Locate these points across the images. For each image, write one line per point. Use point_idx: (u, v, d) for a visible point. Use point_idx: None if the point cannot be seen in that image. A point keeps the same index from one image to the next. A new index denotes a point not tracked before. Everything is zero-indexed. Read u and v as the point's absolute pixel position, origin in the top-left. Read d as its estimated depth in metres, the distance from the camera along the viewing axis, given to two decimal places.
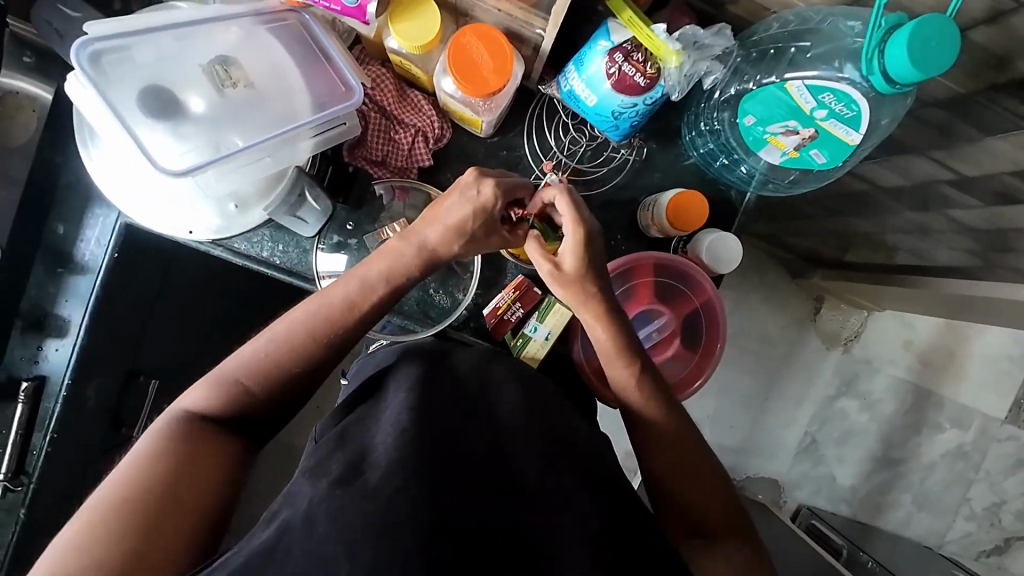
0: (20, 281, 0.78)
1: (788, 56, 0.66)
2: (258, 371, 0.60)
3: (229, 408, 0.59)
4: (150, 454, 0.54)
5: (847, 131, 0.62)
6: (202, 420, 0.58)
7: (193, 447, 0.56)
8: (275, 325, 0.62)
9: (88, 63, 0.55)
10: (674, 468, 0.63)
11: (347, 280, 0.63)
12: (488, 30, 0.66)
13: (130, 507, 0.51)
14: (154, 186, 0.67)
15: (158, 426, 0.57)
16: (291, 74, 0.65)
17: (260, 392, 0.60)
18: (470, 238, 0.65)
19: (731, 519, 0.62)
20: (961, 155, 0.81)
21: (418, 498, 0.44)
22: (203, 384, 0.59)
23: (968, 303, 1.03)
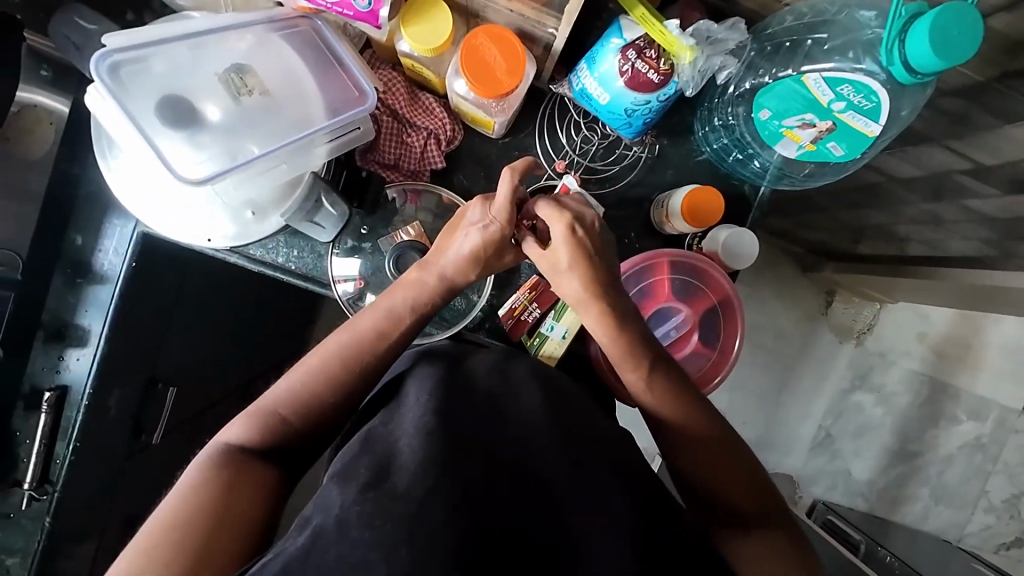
0: (41, 292, 0.79)
1: (804, 49, 0.65)
2: (296, 401, 0.60)
3: (268, 439, 0.59)
4: (195, 484, 0.54)
5: (866, 123, 0.61)
6: (242, 452, 0.57)
7: (233, 476, 0.55)
8: (309, 358, 0.62)
9: (106, 74, 0.56)
10: (704, 462, 0.61)
11: (373, 311, 0.65)
12: (501, 32, 0.66)
13: (179, 541, 0.50)
14: (173, 195, 0.67)
15: (201, 459, 0.56)
16: (304, 80, 0.66)
17: (300, 424, 0.60)
18: (483, 262, 0.67)
19: (765, 503, 0.61)
20: (980, 144, 0.80)
21: (450, 504, 0.46)
22: (245, 417, 0.60)
23: (988, 295, 1.03)
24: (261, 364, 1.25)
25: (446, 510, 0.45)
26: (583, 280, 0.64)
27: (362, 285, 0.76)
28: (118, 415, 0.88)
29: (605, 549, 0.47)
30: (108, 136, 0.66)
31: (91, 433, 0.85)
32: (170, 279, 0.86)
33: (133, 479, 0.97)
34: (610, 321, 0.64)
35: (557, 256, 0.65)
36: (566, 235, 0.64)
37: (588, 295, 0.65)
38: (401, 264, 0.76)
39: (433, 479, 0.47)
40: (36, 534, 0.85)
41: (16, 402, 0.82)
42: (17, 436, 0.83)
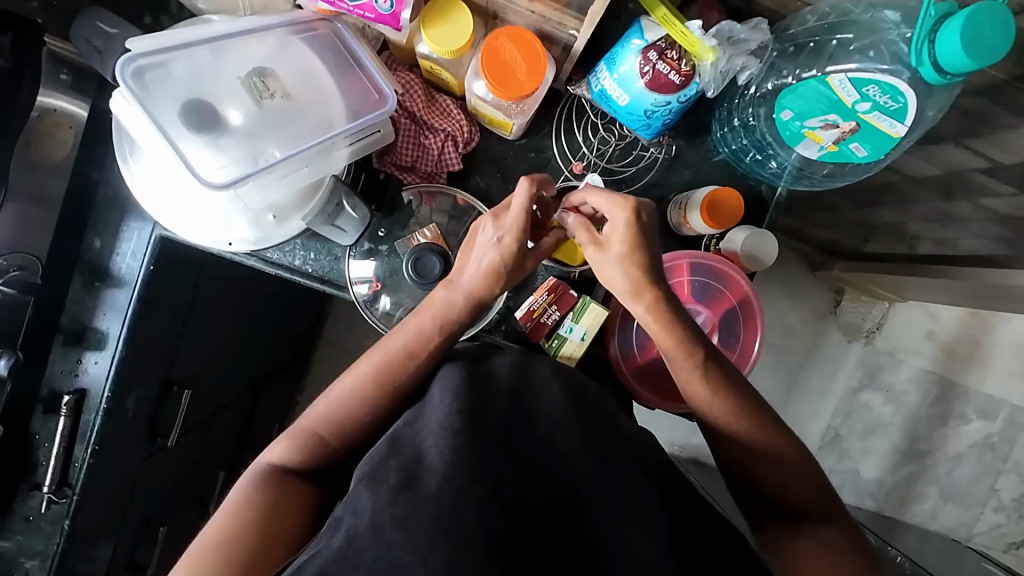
0: (61, 296, 0.80)
1: (828, 49, 0.64)
2: (335, 423, 0.62)
3: (309, 459, 0.61)
4: (241, 501, 0.57)
5: (891, 124, 0.61)
6: (284, 471, 0.60)
7: (275, 494, 0.58)
8: (348, 381, 0.64)
9: (131, 79, 0.56)
10: (753, 462, 0.62)
11: (402, 331, 0.65)
12: (522, 32, 0.66)
13: (227, 555, 0.54)
14: (194, 198, 0.67)
15: (247, 477, 0.59)
16: (325, 83, 0.65)
17: (339, 444, 0.62)
18: (504, 275, 0.66)
19: (818, 501, 0.61)
20: (998, 143, 0.79)
21: (481, 504, 0.46)
22: (286, 437, 0.62)
23: (998, 293, 1.02)
24: (270, 364, 1.25)
25: (477, 510, 0.46)
26: (631, 265, 0.63)
27: (378, 287, 0.76)
28: (135, 417, 0.88)
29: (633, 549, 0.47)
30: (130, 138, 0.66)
31: (110, 436, 0.85)
32: (187, 280, 0.86)
33: (149, 480, 0.98)
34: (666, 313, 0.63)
35: (610, 240, 0.64)
36: (619, 220, 0.63)
37: (644, 283, 0.63)
38: (419, 266, 0.74)
39: (463, 481, 0.47)
40: (56, 537, 0.85)
41: (35, 406, 0.83)
42: (36, 439, 0.83)
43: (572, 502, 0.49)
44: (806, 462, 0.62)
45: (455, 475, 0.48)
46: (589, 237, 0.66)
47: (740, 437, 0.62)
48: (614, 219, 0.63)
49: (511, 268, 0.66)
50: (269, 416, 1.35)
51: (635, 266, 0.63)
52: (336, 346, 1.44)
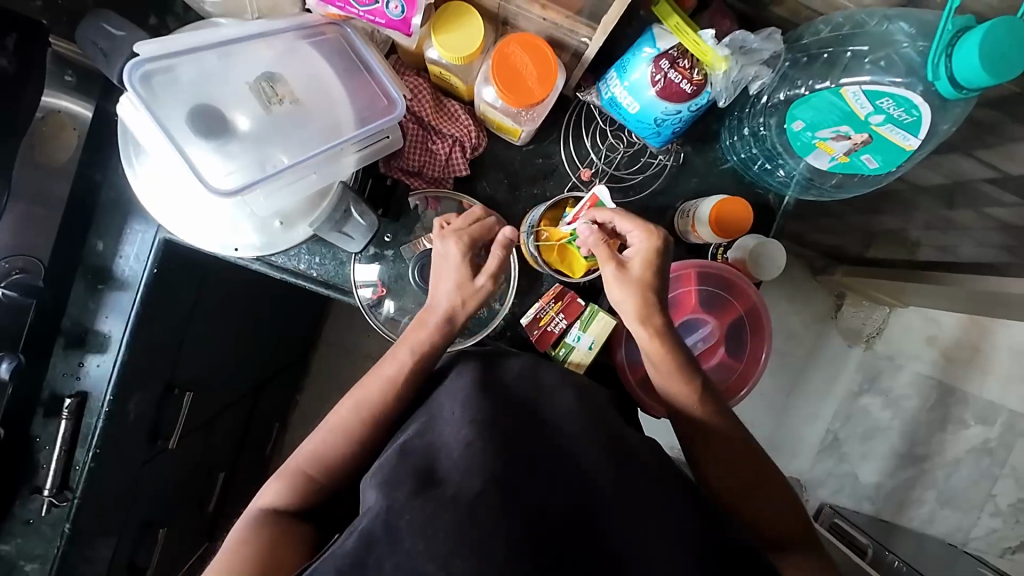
0: (62, 300, 0.79)
1: (842, 60, 0.64)
2: (322, 459, 0.61)
3: (301, 501, 0.60)
4: (233, 549, 0.56)
5: (904, 137, 0.61)
6: (278, 513, 0.59)
7: (268, 537, 0.56)
8: (337, 412, 0.63)
9: (140, 83, 0.55)
10: (740, 490, 0.63)
11: (401, 347, 0.65)
12: (532, 39, 0.65)
13: None
14: (199, 203, 0.66)
15: (240, 526, 0.58)
16: (333, 88, 0.65)
17: (327, 478, 0.61)
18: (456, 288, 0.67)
19: (800, 531, 0.63)
20: (1004, 152, 0.79)
21: (499, 509, 0.46)
22: (276, 479, 0.61)
23: (997, 300, 1.01)
24: (271, 364, 1.24)
25: (494, 517, 0.45)
26: (646, 293, 0.65)
27: (382, 292, 0.76)
28: (136, 420, 0.88)
29: (654, 557, 0.47)
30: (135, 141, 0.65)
31: (110, 439, 0.84)
32: (189, 282, 0.86)
33: (150, 481, 0.97)
34: (672, 340, 0.65)
35: (629, 264, 0.65)
36: (644, 250, 0.65)
37: (658, 308, 0.65)
38: (425, 271, 0.75)
39: (482, 486, 0.47)
40: (56, 541, 0.84)
41: (36, 409, 0.82)
42: (36, 442, 0.83)
43: (587, 507, 0.49)
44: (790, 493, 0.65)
45: (472, 480, 0.47)
46: (609, 254, 0.66)
47: (728, 463, 0.64)
48: (640, 245, 0.65)
49: (463, 281, 0.67)
50: (269, 416, 1.35)
51: (649, 292, 0.65)
52: (336, 347, 1.43)
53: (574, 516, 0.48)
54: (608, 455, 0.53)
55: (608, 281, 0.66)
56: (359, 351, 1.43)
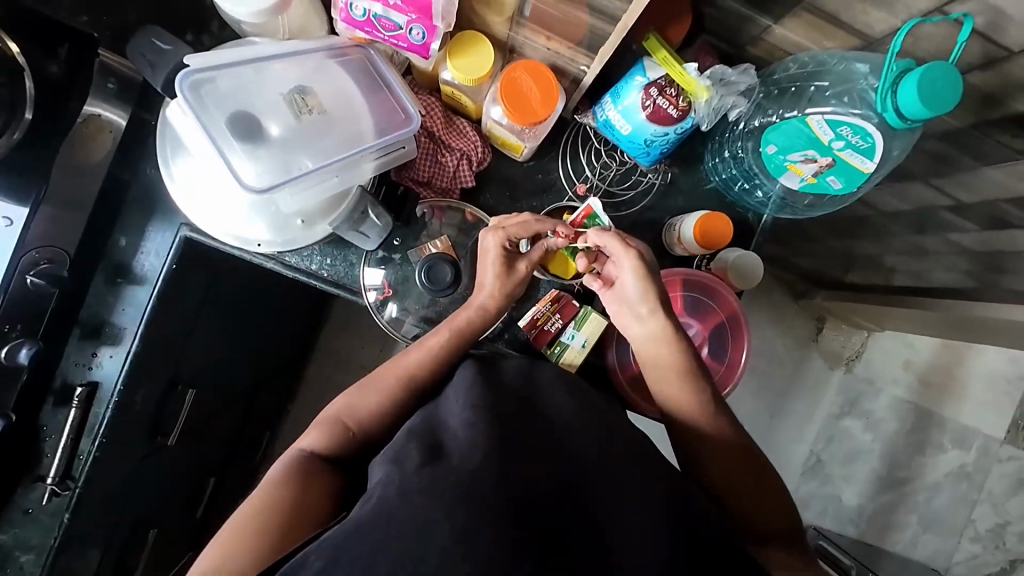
0: (81, 293, 0.83)
1: (807, 93, 0.73)
2: (363, 416, 0.68)
3: (337, 448, 0.66)
4: (279, 479, 0.62)
5: (862, 161, 0.69)
6: (316, 458, 0.65)
7: (307, 476, 0.62)
8: (383, 375, 0.70)
9: (187, 90, 0.61)
10: (734, 480, 0.68)
11: (440, 331, 0.73)
12: (537, 66, 0.73)
13: (262, 518, 0.58)
14: (231, 200, 0.73)
15: (283, 461, 0.64)
16: (356, 101, 0.71)
17: (363, 431, 0.68)
18: (501, 278, 0.76)
19: (792, 524, 0.68)
20: (960, 183, 0.84)
21: (497, 477, 0.50)
22: (316, 426, 0.67)
23: (974, 322, 1.05)
24: (266, 369, 1.26)
25: (493, 484, 0.50)
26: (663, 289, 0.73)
27: (387, 294, 0.82)
28: (139, 413, 0.90)
29: (641, 532, 0.51)
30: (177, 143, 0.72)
31: (117, 431, 0.87)
32: (202, 280, 0.91)
33: (142, 478, 0.99)
34: (683, 332, 0.73)
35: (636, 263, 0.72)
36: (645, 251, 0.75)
37: (669, 302, 0.73)
38: (431, 274, 0.80)
39: (481, 458, 0.52)
40: (53, 531, 0.85)
41: (45, 398, 0.84)
42: (43, 430, 0.84)
43: (582, 484, 0.54)
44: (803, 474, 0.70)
45: (475, 454, 0.52)
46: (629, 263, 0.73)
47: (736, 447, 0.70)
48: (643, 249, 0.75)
49: (507, 271, 0.76)
50: (259, 421, 1.35)
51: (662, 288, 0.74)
52: (332, 357, 1.45)
53: (566, 491, 0.52)
54: (594, 436, 0.59)
55: (634, 289, 0.72)
56: (355, 363, 1.44)
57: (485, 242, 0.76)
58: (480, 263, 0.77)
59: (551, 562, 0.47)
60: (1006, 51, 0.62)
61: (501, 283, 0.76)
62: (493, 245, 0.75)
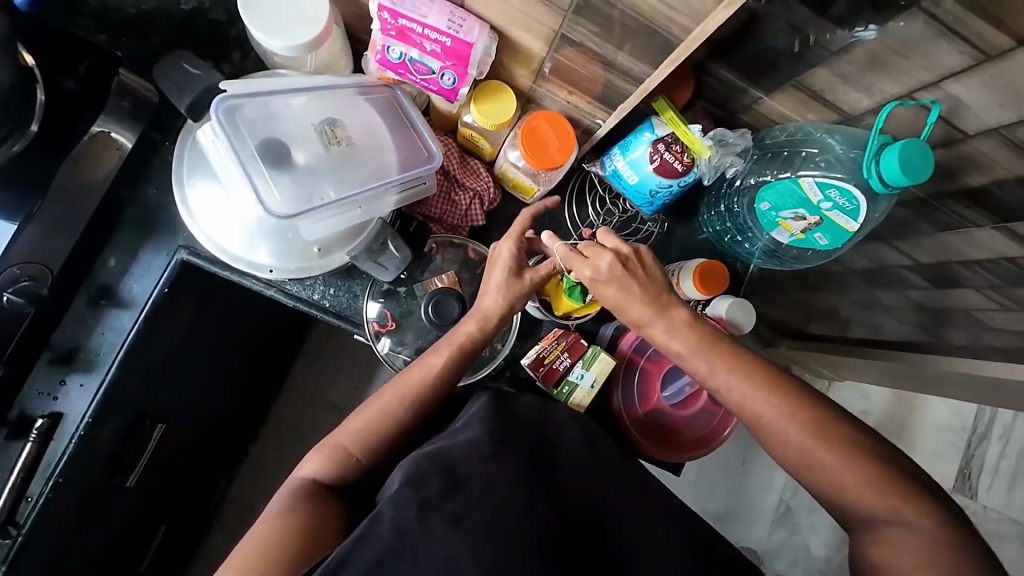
0: (58, 315, 0.77)
1: (798, 159, 0.80)
2: (368, 444, 0.68)
3: (342, 475, 0.66)
4: (276, 513, 0.61)
5: (847, 221, 0.76)
6: (318, 484, 0.65)
7: (312, 508, 0.62)
8: (386, 396, 0.69)
9: (223, 116, 0.62)
10: None
11: (441, 349, 0.72)
12: (555, 115, 0.78)
13: (256, 562, 0.57)
14: (247, 224, 0.73)
15: (285, 491, 0.64)
16: (382, 135, 0.72)
17: (369, 456, 0.67)
18: (509, 280, 0.73)
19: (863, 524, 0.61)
20: (916, 243, 0.91)
21: (523, 506, 0.53)
22: (320, 452, 0.67)
23: (921, 374, 1.07)
24: (239, 405, 1.18)
25: (517, 513, 0.52)
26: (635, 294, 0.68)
27: (387, 327, 0.81)
28: (101, 451, 0.83)
29: None
30: (199, 167, 0.73)
31: (75, 469, 0.79)
32: (192, 305, 0.86)
33: (89, 523, 0.88)
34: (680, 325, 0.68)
35: (620, 266, 0.68)
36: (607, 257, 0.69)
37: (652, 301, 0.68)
38: (438, 308, 0.78)
39: None
40: None
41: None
42: None
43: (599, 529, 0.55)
44: (870, 465, 0.60)
45: (496, 487, 0.54)
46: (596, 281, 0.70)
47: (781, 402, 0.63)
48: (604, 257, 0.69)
49: (513, 276, 0.73)
50: (221, 463, 1.24)
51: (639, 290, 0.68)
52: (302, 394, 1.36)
53: None
54: (606, 472, 0.60)
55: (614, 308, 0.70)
56: (327, 402, 1.32)
57: (498, 248, 0.75)
58: (490, 267, 0.75)
59: (572, 564, 0.52)
60: (963, 134, 0.70)
61: (505, 289, 0.73)
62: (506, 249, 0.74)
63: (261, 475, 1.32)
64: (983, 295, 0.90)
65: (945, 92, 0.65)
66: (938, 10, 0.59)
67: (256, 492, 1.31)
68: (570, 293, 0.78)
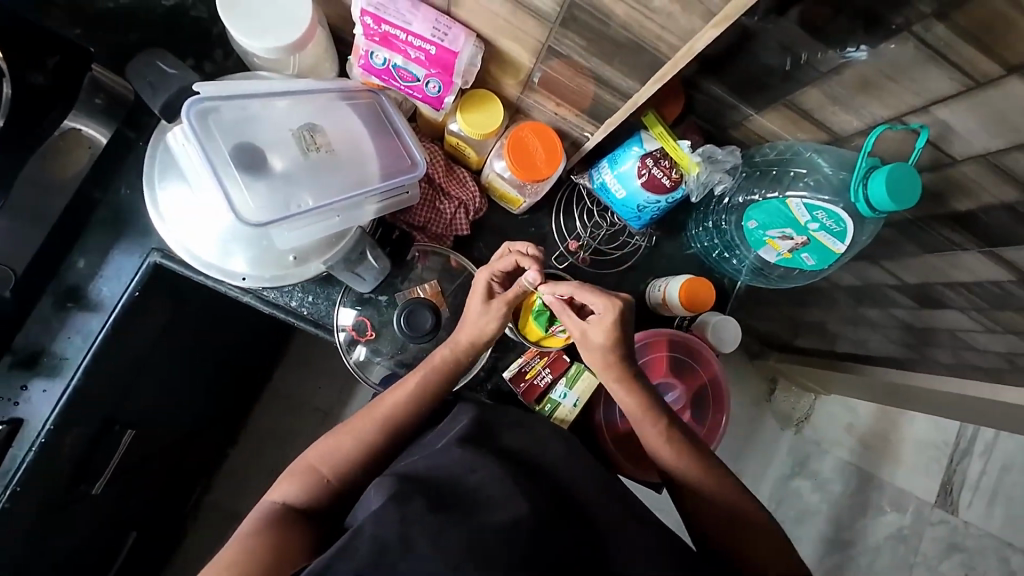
0: (22, 316, 0.75)
1: (786, 178, 0.79)
2: (339, 465, 0.66)
3: (314, 499, 0.64)
4: (244, 538, 0.59)
5: (834, 242, 0.76)
6: (289, 508, 0.63)
7: (280, 531, 0.60)
8: (363, 418, 0.68)
9: (194, 118, 0.60)
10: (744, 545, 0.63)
11: (417, 372, 0.71)
12: (542, 127, 0.76)
13: None
14: (220, 229, 0.71)
15: (255, 516, 0.62)
16: (363, 142, 0.71)
17: (340, 478, 0.65)
18: (485, 314, 0.72)
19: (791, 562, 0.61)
20: (901, 264, 0.90)
21: None
22: (292, 475, 0.66)
23: (901, 390, 1.10)
24: (214, 410, 1.15)
25: None
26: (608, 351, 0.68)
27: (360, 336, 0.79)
28: (66, 458, 0.80)
29: None
30: (173, 169, 0.71)
31: (35, 476, 0.76)
32: (166, 309, 0.84)
33: (50, 532, 0.85)
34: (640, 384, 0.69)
35: (627, 315, 0.67)
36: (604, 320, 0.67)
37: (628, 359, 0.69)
38: (411, 318, 0.77)
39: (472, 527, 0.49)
40: None
41: None
42: None
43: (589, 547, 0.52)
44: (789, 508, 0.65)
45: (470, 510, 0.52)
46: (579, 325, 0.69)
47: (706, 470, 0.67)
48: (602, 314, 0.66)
49: (485, 309, 0.72)
50: (196, 468, 1.21)
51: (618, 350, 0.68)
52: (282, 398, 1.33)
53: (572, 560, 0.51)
54: (585, 496, 0.58)
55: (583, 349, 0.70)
56: (307, 406, 1.30)
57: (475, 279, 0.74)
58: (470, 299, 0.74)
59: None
60: (952, 159, 0.70)
61: (479, 321, 0.72)
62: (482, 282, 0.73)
63: (237, 481, 1.29)
64: (966, 315, 0.88)
65: (934, 117, 0.65)
66: (928, 36, 0.58)
67: (232, 498, 1.27)
68: (537, 316, 0.77)
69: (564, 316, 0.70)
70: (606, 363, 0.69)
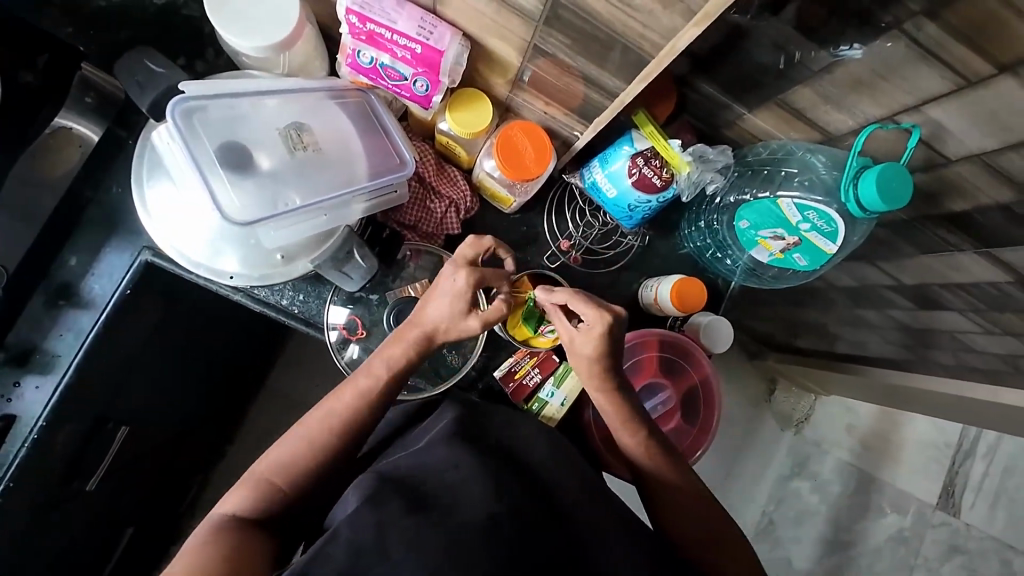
0: (14, 314, 0.75)
1: (778, 177, 0.79)
2: (292, 471, 0.65)
3: (263, 509, 0.63)
4: (195, 548, 0.57)
5: (825, 243, 0.76)
6: (238, 518, 0.62)
7: (231, 542, 0.58)
8: (331, 420, 0.67)
9: (180, 117, 0.60)
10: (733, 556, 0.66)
11: (373, 370, 0.69)
12: (531, 126, 0.76)
13: None
14: (208, 228, 0.71)
15: (202, 530, 0.60)
16: (351, 141, 0.70)
17: (293, 485, 0.65)
18: (456, 316, 0.68)
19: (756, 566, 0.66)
20: (898, 264, 0.89)
21: None
22: (241, 487, 0.64)
23: (898, 393, 1.09)
24: (210, 407, 1.16)
25: None
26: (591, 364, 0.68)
27: (347, 334, 0.79)
28: (58, 455, 0.80)
29: None
30: (160, 168, 0.71)
31: (27, 472, 0.77)
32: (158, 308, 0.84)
33: (44, 528, 0.86)
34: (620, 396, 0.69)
35: (617, 329, 0.66)
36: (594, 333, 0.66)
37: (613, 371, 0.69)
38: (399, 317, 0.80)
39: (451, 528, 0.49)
40: None
41: None
42: None
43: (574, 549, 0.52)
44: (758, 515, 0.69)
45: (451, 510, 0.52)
46: (569, 332, 0.68)
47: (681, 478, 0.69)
48: (592, 325, 0.66)
49: (457, 311, 0.68)
50: (192, 465, 1.22)
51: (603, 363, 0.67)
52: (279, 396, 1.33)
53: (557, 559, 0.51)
54: (570, 497, 0.58)
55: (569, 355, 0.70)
56: (304, 404, 1.30)
57: (452, 276, 0.68)
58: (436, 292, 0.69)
59: None
60: (946, 159, 0.69)
61: (449, 321, 0.68)
62: (461, 283, 0.67)
63: (234, 477, 1.29)
64: (964, 317, 0.87)
65: (926, 116, 0.64)
66: (919, 35, 0.57)
67: None
68: (527, 318, 0.78)
69: (555, 319, 0.70)
70: (592, 371, 0.68)
